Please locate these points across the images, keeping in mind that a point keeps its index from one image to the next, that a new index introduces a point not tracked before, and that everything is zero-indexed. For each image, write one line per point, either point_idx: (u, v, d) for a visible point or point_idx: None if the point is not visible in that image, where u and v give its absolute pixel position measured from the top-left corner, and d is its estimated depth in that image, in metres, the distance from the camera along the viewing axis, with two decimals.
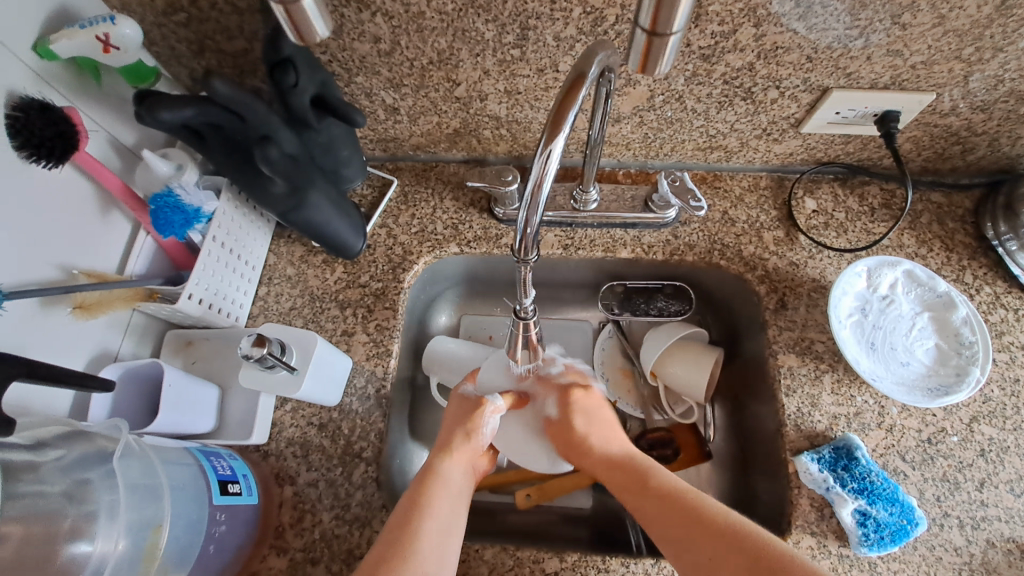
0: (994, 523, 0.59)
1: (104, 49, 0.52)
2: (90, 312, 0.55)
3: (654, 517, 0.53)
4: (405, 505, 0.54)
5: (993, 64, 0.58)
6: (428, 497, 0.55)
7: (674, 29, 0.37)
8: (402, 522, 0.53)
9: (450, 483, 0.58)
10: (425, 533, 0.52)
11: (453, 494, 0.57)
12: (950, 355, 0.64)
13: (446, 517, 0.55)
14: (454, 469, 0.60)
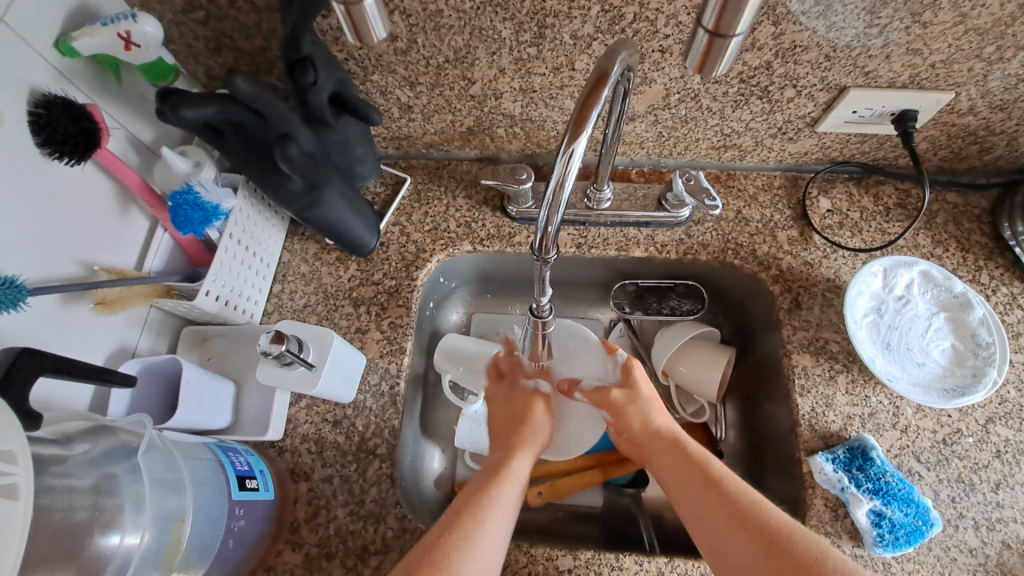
0: (1010, 525, 0.59)
1: (125, 47, 0.52)
2: (111, 308, 0.55)
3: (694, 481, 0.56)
4: (464, 495, 0.56)
5: (1014, 63, 0.58)
6: (500, 488, 0.57)
7: (738, 31, 0.36)
8: (466, 513, 0.53)
9: (518, 479, 0.59)
10: (488, 527, 0.53)
11: (517, 489, 0.59)
12: (966, 355, 0.64)
13: (510, 509, 0.56)
14: (521, 466, 0.61)
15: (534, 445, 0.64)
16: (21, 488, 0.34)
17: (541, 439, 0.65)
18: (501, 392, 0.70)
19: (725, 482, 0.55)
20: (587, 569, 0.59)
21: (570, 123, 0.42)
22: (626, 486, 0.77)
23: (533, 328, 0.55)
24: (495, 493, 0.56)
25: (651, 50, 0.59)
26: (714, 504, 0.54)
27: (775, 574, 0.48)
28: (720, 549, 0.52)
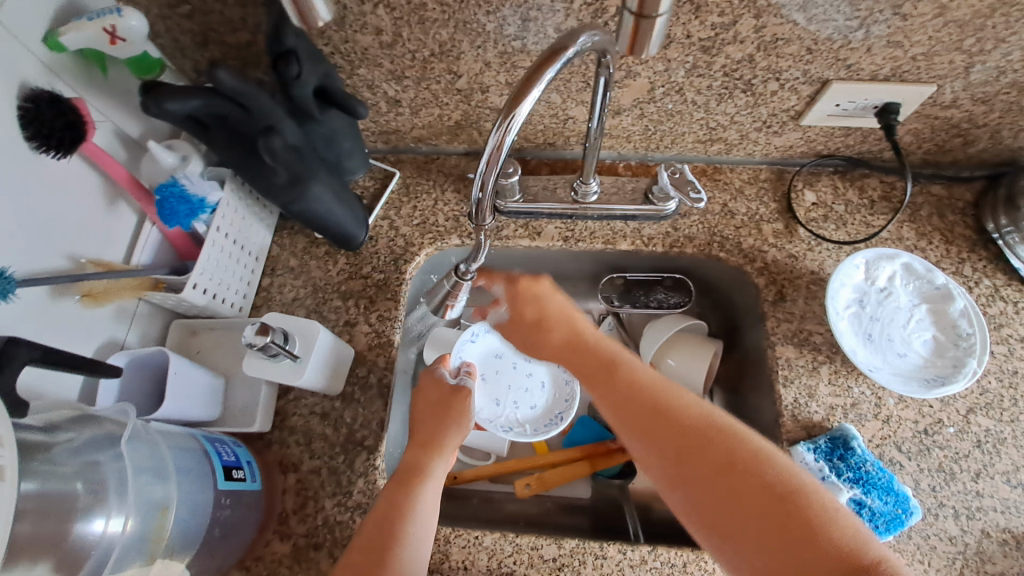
0: (990, 513, 0.60)
1: (110, 41, 0.53)
2: (99, 300, 0.56)
3: (588, 377, 0.60)
4: (384, 505, 0.54)
5: (995, 55, 0.58)
6: (414, 494, 0.55)
7: (659, 12, 0.38)
8: (383, 521, 0.53)
9: (436, 478, 0.58)
10: (410, 532, 0.52)
11: (436, 488, 0.58)
12: (947, 346, 0.64)
13: (430, 516, 0.55)
14: (437, 465, 0.60)
15: (453, 449, 0.62)
16: (8, 470, 0.35)
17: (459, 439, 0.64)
18: (427, 383, 0.68)
19: (631, 379, 0.57)
20: (571, 557, 0.60)
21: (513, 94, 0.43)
22: (615, 477, 0.78)
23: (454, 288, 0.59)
24: (415, 500, 0.55)
25: None
26: (692, 447, 0.50)
27: (682, 454, 0.50)
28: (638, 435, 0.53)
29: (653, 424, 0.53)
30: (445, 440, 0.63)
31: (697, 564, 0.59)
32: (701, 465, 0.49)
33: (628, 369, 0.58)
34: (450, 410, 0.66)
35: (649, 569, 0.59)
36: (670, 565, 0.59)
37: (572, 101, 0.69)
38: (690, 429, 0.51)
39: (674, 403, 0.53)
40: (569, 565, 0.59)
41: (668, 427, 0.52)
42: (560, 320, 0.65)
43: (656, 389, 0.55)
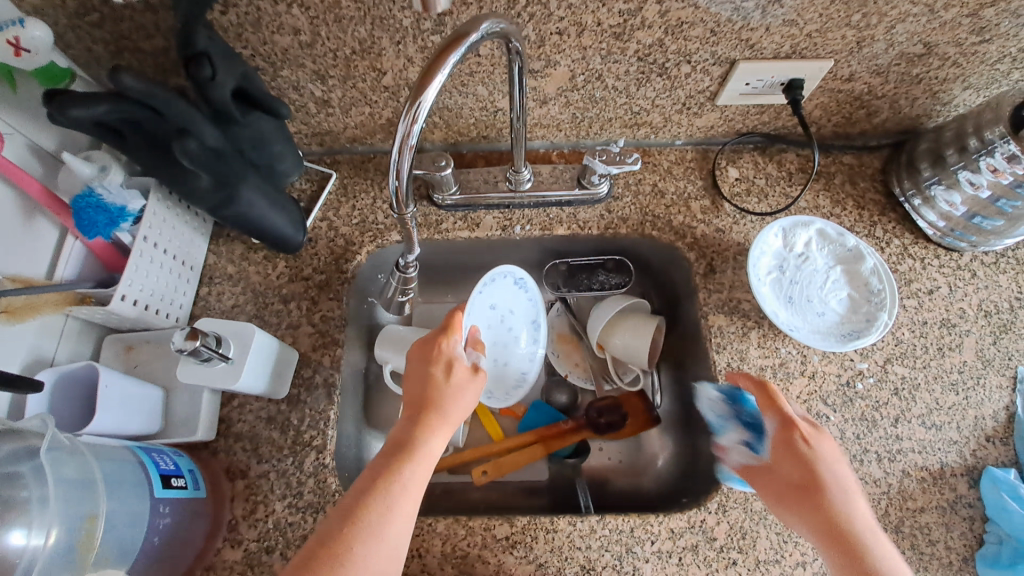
0: (908, 454, 0.64)
1: (14, 52, 0.52)
2: (16, 317, 0.54)
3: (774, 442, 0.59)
4: (367, 478, 0.52)
5: (881, 29, 0.63)
6: (406, 474, 0.53)
7: None
8: (371, 495, 0.51)
9: (428, 460, 0.55)
10: (395, 513, 0.50)
11: (428, 468, 0.55)
12: (861, 302, 0.69)
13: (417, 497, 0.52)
14: (433, 444, 0.56)
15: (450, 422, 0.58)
16: None
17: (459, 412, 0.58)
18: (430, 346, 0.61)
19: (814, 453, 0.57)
20: (523, 534, 0.61)
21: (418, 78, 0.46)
22: (569, 457, 0.80)
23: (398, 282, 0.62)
24: (401, 479, 0.52)
25: (549, 33, 0.62)
26: (818, 518, 0.54)
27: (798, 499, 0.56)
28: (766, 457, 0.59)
29: (794, 496, 0.56)
30: (444, 415, 0.57)
31: (643, 528, 0.61)
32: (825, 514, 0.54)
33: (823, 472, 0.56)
34: (454, 381, 0.59)
35: (598, 537, 0.61)
36: (618, 532, 0.61)
37: (498, 92, 0.71)
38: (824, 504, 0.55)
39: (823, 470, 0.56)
40: (521, 542, 0.61)
41: (808, 490, 0.55)
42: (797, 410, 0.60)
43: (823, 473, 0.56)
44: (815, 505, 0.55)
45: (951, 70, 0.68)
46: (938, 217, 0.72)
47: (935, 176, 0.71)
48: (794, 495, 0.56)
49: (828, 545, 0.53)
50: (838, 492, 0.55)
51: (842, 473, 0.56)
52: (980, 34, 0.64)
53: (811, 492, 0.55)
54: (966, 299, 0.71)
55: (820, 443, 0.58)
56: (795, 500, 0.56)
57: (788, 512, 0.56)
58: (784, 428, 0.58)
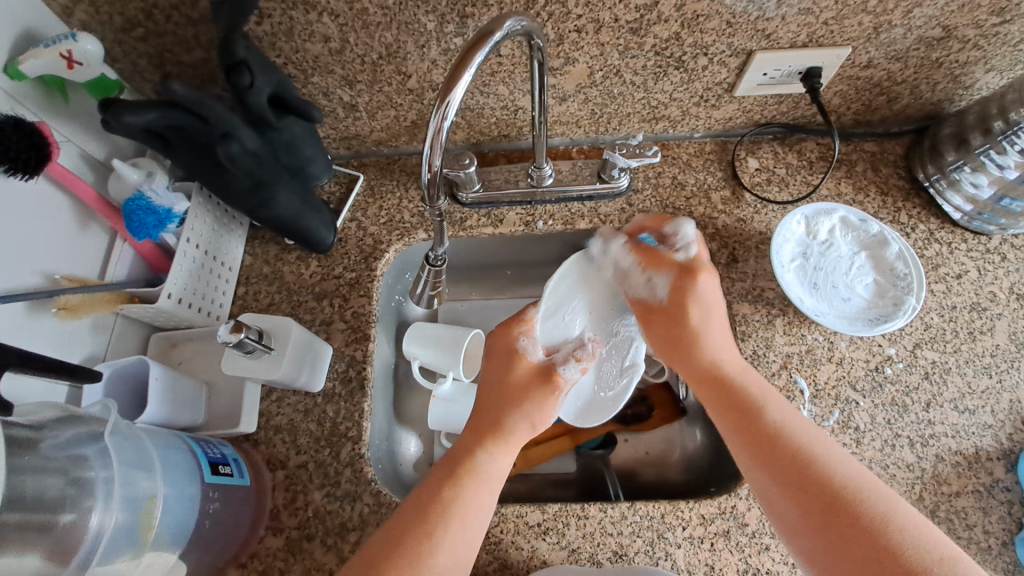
0: (942, 439, 0.64)
1: (67, 65, 0.56)
2: (74, 313, 0.59)
3: (808, 436, 0.54)
4: (424, 499, 0.51)
5: (898, 14, 0.63)
6: (461, 494, 0.52)
7: None
8: (428, 518, 0.50)
9: (497, 482, 0.55)
10: (452, 540, 0.49)
11: (489, 488, 0.54)
12: (887, 288, 0.69)
13: (480, 522, 0.52)
14: (500, 463, 0.56)
15: (513, 443, 0.58)
16: None
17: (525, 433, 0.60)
18: (518, 368, 0.63)
19: (775, 419, 0.55)
20: (555, 521, 0.62)
21: (448, 76, 0.48)
22: (596, 449, 0.80)
23: (430, 275, 0.63)
24: (467, 501, 0.52)
25: (568, 31, 0.64)
26: (753, 433, 0.55)
27: (766, 463, 0.53)
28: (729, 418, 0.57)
29: (678, 346, 0.63)
30: (512, 433, 0.59)
31: (674, 514, 0.62)
32: (747, 431, 0.55)
33: (696, 318, 0.63)
34: (538, 394, 0.61)
35: (629, 523, 0.62)
36: (649, 518, 0.62)
37: (519, 91, 0.73)
38: (791, 459, 0.52)
39: (779, 428, 0.54)
40: (553, 529, 0.62)
41: (727, 403, 0.58)
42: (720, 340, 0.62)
43: (799, 439, 0.53)
44: (747, 414, 0.56)
45: (971, 52, 0.68)
46: (964, 201, 0.71)
47: (959, 159, 0.70)
48: (706, 383, 0.60)
49: (712, 392, 0.59)
50: (710, 347, 0.62)
51: (715, 307, 0.64)
52: (1000, 15, 0.64)
53: (688, 344, 0.63)
54: (996, 282, 0.71)
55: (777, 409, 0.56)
56: (731, 409, 0.57)
57: (674, 360, 0.64)
58: (676, 272, 0.66)
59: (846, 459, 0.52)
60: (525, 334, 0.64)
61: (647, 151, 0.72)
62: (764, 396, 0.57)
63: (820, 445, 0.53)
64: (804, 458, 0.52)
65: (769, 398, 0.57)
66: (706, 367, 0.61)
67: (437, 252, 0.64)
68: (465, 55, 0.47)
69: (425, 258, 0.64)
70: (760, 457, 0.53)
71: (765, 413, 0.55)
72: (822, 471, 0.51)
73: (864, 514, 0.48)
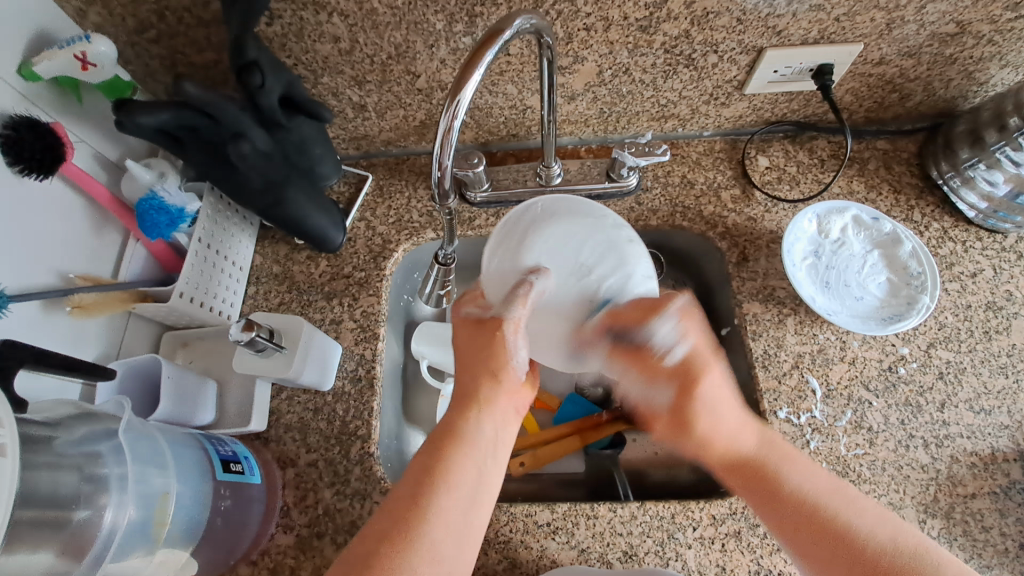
0: (957, 440, 0.63)
1: (81, 66, 0.56)
2: (88, 311, 0.59)
3: (833, 501, 0.50)
4: (413, 479, 0.49)
5: (911, 10, 0.62)
6: (446, 468, 0.50)
7: None
8: (419, 499, 0.48)
9: (480, 443, 0.52)
10: (440, 509, 0.48)
11: (474, 455, 0.51)
12: (900, 286, 0.69)
13: (470, 494, 0.50)
14: (482, 428, 0.52)
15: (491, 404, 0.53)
16: (9, 446, 0.37)
17: (503, 388, 0.54)
18: (464, 332, 0.56)
19: (796, 491, 0.51)
20: (565, 520, 0.62)
21: (457, 76, 0.48)
22: (605, 448, 0.80)
23: (439, 274, 0.63)
24: (450, 472, 0.49)
25: (577, 30, 0.64)
26: (781, 517, 0.51)
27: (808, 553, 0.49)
28: (762, 506, 0.52)
29: (683, 433, 0.56)
30: (484, 392, 0.53)
31: (684, 514, 0.62)
32: (777, 522, 0.51)
33: (706, 423, 0.55)
34: (491, 350, 0.53)
35: (639, 523, 0.61)
36: (659, 518, 0.61)
37: (527, 91, 0.73)
38: (832, 536, 0.49)
39: (805, 503, 0.50)
40: (563, 528, 0.62)
41: (740, 473, 0.54)
42: (737, 428, 0.55)
43: (824, 510, 0.50)
44: (773, 506, 0.52)
45: (986, 48, 0.67)
46: (979, 199, 0.70)
47: (973, 156, 0.70)
48: (730, 473, 0.55)
49: (737, 479, 0.54)
50: (724, 436, 0.55)
51: (723, 396, 0.56)
52: (1015, 10, 0.63)
53: (702, 444, 0.56)
54: (1012, 281, 0.70)
55: (797, 472, 0.52)
56: (756, 493, 0.53)
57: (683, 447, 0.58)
58: (677, 382, 0.55)
59: (865, 500, 0.51)
60: (468, 303, 0.57)
61: (655, 149, 0.72)
62: (782, 466, 0.53)
63: (848, 509, 0.50)
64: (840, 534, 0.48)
65: (773, 455, 0.54)
66: (721, 455, 0.55)
67: (446, 251, 0.63)
68: (474, 54, 0.47)
69: (434, 258, 0.64)
70: (800, 543, 0.50)
71: (784, 483, 0.52)
72: (859, 542, 0.48)
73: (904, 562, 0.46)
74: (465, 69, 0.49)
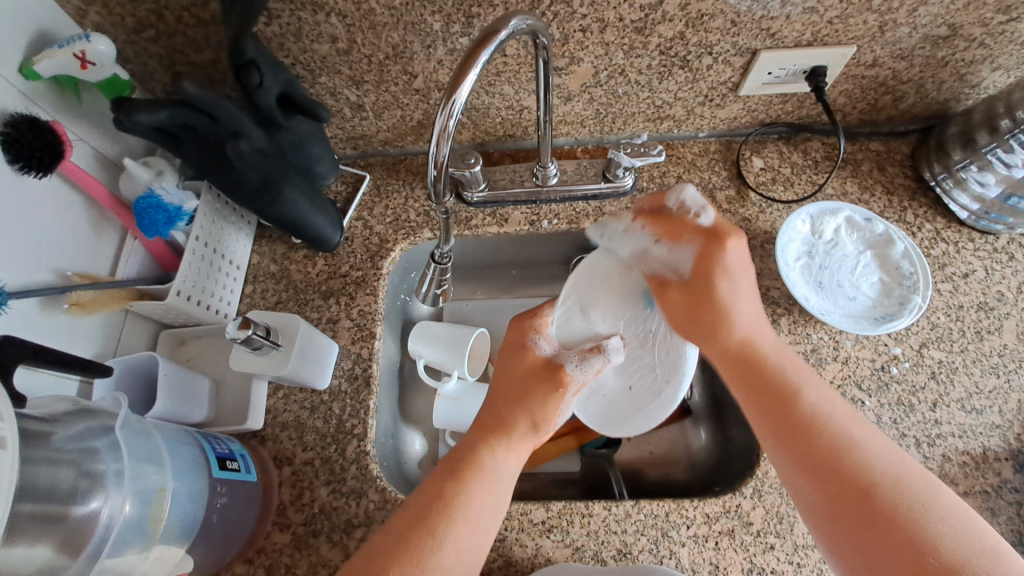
0: (949, 439, 0.64)
1: (80, 65, 0.57)
2: (86, 309, 0.60)
3: (851, 424, 0.49)
4: (431, 498, 0.50)
5: (903, 12, 0.63)
6: (466, 494, 0.50)
7: None
8: (435, 520, 0.48)
9: (501, 480, 0.53)
10: (455, 537, 0.48)
11: (495, 489, 0.52)
12: (893, 286, 0.69)
13: (482, 524, 0.50)
14: (505, 462, 0.54)
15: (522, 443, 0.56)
16: (9, 438, 0.38)
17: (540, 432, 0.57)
18: (518, 365, 0.60)
19: (813, 410, 0.49)
20: (559, 519, 0.62)
21: (453, 75, 0.49)
22: (601, 448, 0.81)
23: (436, 273, 0.63)
24: (468, 499, 0.50)
25: (573, 31, 0.64)
26: (779, 416, 0.50)
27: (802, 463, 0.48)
28: (766, 408, 0.51)
29: (692, 326, 0.54)
30: (517, 430, 0.56)
31: (678, 512, 0.62)
32: (772, 420, 0.50)
33: (725, 286, 0.54)
34: (540, 392, 0.58)
35: (633, 521, 0.62)
36: (653, 516, 0.62)
37: (524, 91, 0.73)
38: (828, 452, 0.47)
39: (817, 416, 0.49)
40: (558, 526, 0.62)
41: (746, 367, 0.53)
42: (749, 317, 0.54)
43: (834, 425, 0.48)
44: (781, 406, 0.50)
45: (978, 51, 0.68)
46: (971, 200, 0.71)
47: (965, 158, 0.70)
48: (733, 366, 0.54)
49: (742, 373, 0.53)
50: (741, 330, 0.54)
51: (743, 283, 0.54)
52: (1006, 13, 0.63)
53: (715, 321, 0.54)
54: (1004, 281, 0.70)
55: (817, 390, 0.51)
56: (762, 396, 0.51)
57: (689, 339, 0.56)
58: (702, 240, 0.54)
59: (886, 443, 0.48)
60: (535, 333, 0.61)
61: (651, 150, 0.73)
62: (800, 378, 0.52)
63: (863, 437, 0.48)
64: (840, 455, 0.47)
65: (794, 370, 0.52)
66: (729, 345, 0.54)
67: (442, 249, 0.64)
68: (471, 54, 0.48)
69: (431, 257, 0.64)
70: (796, 458, 0.49)
71: (800, 400, 0.50)
72: (862, 463, 0.46)
73: (926, 533, 0.43)
74: (461, 69, 0.49)
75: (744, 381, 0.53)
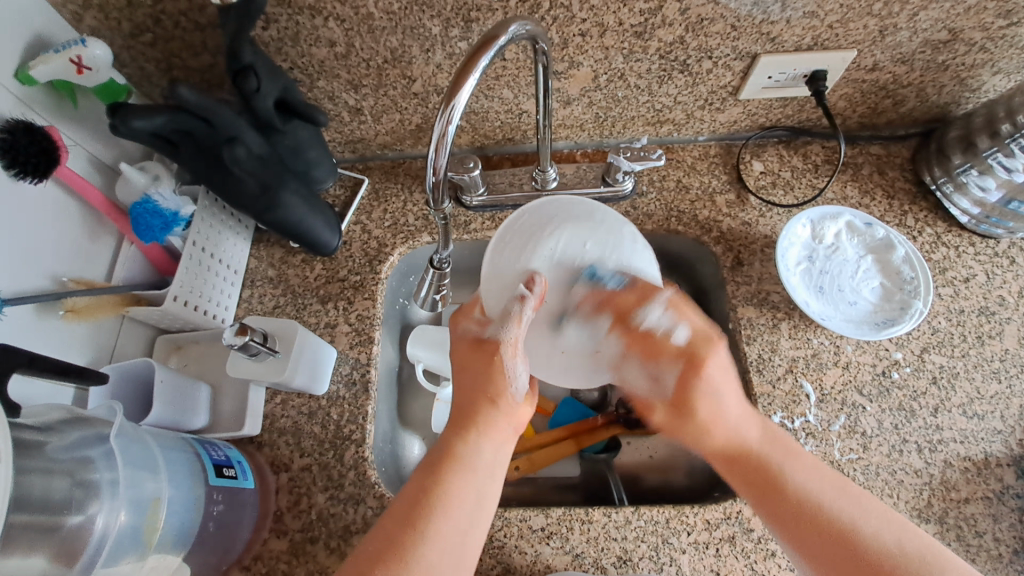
0: (951, 445, 0.63)
1: (77, 70, 0.56)
2: (81, 315, 0.60)
3: (837, 496, 0.49)
4: (409, 502, 0.49)
5: (904, 17, 0.63)
6: (444, 489, 0.49)
7: None
8: (417, 523, 0.48)
9: (479, 466, 0.51)
10: (439, 534, 0.47)
11: (473, 475, 0.51)
12: (893, 291, 0.69)
13: (467, 516, 0.49)
14: (481, 449, 0.52)
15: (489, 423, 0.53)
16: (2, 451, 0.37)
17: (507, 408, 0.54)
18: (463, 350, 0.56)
19: (800, 492, 0.50)
20: (559, 525, 0.62)
21: (452, 80, 0.48)
22: (600, 452, 0.80)
23: (434, 278, 0.63)
24: (448, 494, 0.49)
25: (572, 35, 0.64)
26: (787, 520, 0.49)
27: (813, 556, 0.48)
28: (765, 505, 0.51)
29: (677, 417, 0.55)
30: (480, 413, 0.53)
31: (679, 519, 0.62)
32: (771, 514, 0.50)
33: (707, 405, 0.54)
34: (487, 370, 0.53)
35: (634, 528, 0.61)
36: (653, 523, 0.61)
37: (523, 95, 0.73)
38: (830, 535, 0.48)
39: (807, 499, 0.49)
40: (557, 533, 0.61)
41: (734, 461, 0.53)
42: (739, 414, 0.54)
43: (822, 508, 0.49)
44: (772, 496, 0.50)
45: (978, 55, 0.68)
46: (971, 205, 0.71)
47: (966, 162, 0.70)
48: (722, 463, 0.54)
49: (735, 472, 0.53)
50: (727, 425, 0.53)
51: (727, 381, 0.54)
52: (1007, 17, 0.63)
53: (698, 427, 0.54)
54: (1004, 286, 0.70)
55: (795, 459, 0.52)
56: (754, 489, 0.51)
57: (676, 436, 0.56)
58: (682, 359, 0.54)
59: (876, 510, 0.49)
60: (467, 318, 0.57)
61: (651, 154, 0.72)
62: (785, 464, 0.51)
63: (857, 516, 0.48)
64: (843, 535, 0.47)
65: (777, 452, 0.52)
66: (720, 445, 0.54)
67: (440, 254, 0.63)
68: (469, 59, 0.47)
69: (429, 262, 0.64)
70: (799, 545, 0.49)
71: (789, 489, 0.50)
72: (864, 545, 0.47)
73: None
74: (460, 74, 0.49)
75: (737, 479, 0.53)
